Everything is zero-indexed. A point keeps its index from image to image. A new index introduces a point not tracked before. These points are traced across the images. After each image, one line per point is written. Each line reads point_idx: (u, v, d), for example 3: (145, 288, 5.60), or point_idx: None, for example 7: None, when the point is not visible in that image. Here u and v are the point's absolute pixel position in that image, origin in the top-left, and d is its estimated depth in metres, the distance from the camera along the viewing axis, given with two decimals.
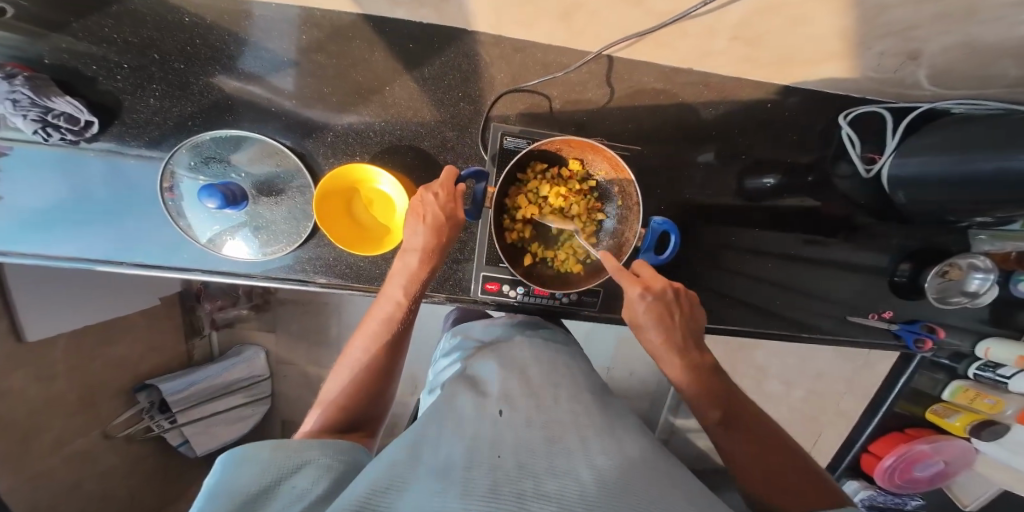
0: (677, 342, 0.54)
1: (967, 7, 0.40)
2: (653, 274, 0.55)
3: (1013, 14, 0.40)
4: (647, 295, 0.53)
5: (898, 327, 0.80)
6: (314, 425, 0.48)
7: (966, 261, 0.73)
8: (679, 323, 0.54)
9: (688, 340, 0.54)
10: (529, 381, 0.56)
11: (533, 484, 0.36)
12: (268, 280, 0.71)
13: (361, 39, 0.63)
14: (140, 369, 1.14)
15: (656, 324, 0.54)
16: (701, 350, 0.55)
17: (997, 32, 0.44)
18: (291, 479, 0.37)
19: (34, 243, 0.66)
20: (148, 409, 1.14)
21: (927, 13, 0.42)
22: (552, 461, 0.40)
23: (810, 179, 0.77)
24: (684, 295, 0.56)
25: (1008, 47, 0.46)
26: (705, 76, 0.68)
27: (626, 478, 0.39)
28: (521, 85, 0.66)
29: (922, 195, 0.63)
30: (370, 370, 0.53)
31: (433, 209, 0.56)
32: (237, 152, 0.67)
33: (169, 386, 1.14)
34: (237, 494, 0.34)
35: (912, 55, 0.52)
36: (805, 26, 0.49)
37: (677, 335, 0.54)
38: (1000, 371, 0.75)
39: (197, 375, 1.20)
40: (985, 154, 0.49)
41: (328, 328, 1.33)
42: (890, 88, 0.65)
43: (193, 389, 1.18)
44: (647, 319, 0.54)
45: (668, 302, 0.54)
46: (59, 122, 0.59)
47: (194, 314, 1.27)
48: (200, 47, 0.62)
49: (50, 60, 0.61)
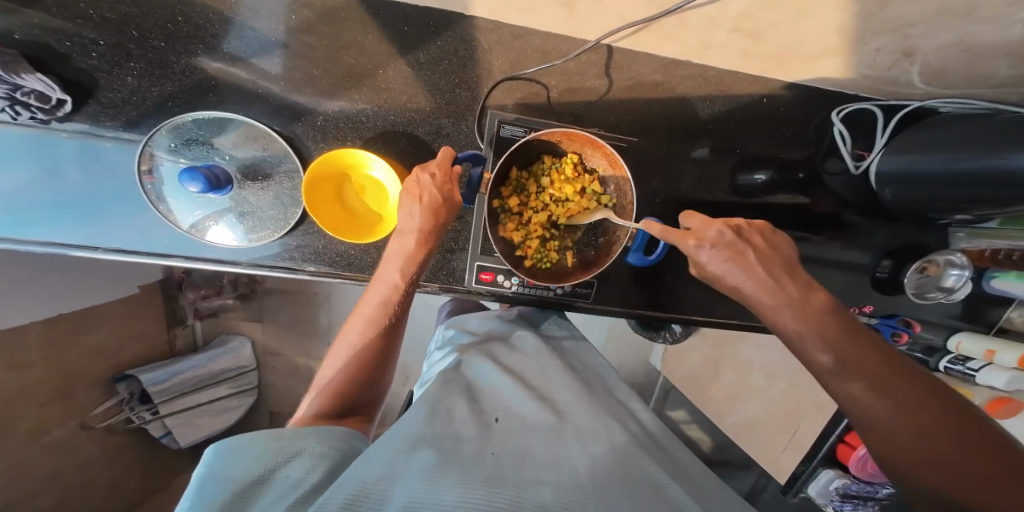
0: (767, 278, 0.41)
1: (971, 5, 0.40)
2: (708, 221, 0.44)
3: (1011, 14, 0.40)
4: (703, 245, 0.44)
5: (877, 321, 0.83)
6: (310, 411, 0.47)
7: (943, 257, 0.76)
8: (761, 259, 0.42)
9: (778, 273, 0.42)
10: (520, 378, 0.56)
11: (527, 476, 0.37)
12: (255, 268, 0.70)
13: (354, 21, 0.60)
14: (121, 360, 1.11)
15: (734, 268, 0.42)
16: (802, 279, 0.42)
17: (993, 32, 0.44)
18: (286, 467, 0.38)
19: (8, 228, 0.62)
20: (127, 400, 1.10)
21: (933, 10, 0.42)
22: (541, 457, 0.41)
23: (801, 175, 0.78)
24: (749, 228, 0.45)
25: (1004, 47, 0.47)
26: (703, 69, 0.68)
27: (616, 471, 0.40)
28: (519, 73, 0.65)
29: (907, 193, 0.65)
30: (365, 354, 0.52)
31: (429, 190, 0.56)
32: (221, 134, 0.64)
33: (151, 377, 1.11)
34: (231, 482, 0.35)
35: (907, 53, 0.53)
36: (810, 21, 0.49)
37: (762, 271, 0.41)
38: (970, 365, 0.77)
39: (181, 365, 1.17)
40: (972, 154, 0.51)
41: (318, 318, 1.31)
42: (884, 86, 0.66)
43: (177, 380, 1.15)
44: (718, 265, 0.43)
45: (734, 241, 0.43)
46: (29, 101, 0.55)
47: (176, 303, 1.24)
48: (182, 25, 0.59)
49: (20, 35, 0.56)
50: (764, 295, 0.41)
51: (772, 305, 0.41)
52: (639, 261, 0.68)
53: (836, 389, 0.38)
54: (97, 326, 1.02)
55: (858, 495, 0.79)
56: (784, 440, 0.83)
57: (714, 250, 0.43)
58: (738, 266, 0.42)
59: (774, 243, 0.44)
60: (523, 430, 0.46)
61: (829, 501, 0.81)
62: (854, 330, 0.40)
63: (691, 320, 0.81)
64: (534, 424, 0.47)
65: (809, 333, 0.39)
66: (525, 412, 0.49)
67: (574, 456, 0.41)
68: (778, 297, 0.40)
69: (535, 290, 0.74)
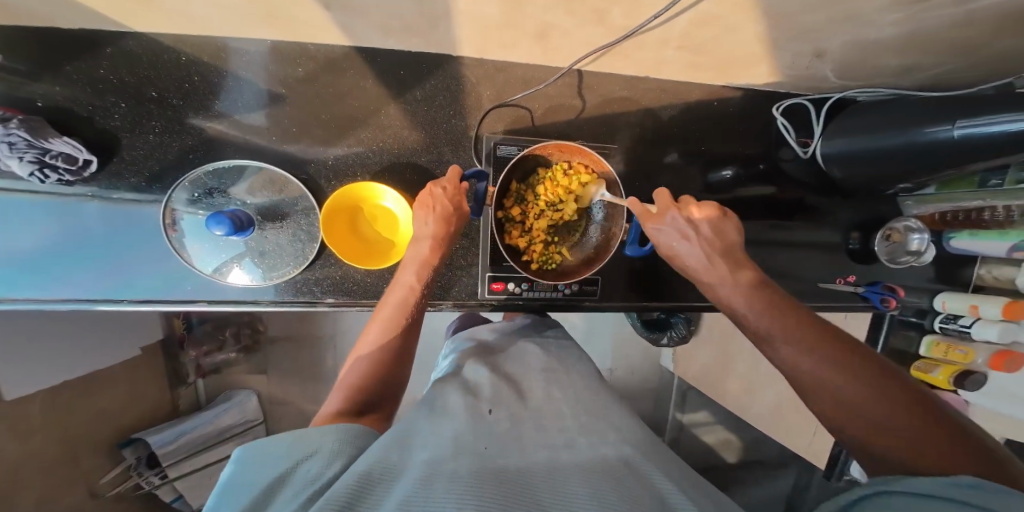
0: (705, 258, 0.51)
1: (852, 13, 0.52)
2: (663, 206, 0.56)
3: (884, 17, 0.52)
4: (661, 229, 0.56)
5: (864, 289, 0.89)
6: (332, 408, 0.48)
7: (901, 224, 0.88)
8: (704, 238, 0.52)
9: (718, 254, 0.51)
10: (514, 378, 0.61)
11: (520, 476, 0.39)
12: (275, 305, 0.72)
13: (353, 70, 0.68)
14: (124, 422, 1.13)
15: (681, 247, 0.53)
16: (739, 261, 0.51)
17: (876, 31, 0.56)
18: (306, 462, 0.39)
19: (44, 294, 0.64)
20: (135, 465, 1.13)
21: (826, 19, 0.54)
22: (526, 458, 0.43)
23: (761, 166, 0.89)
24: (702, 212, 0.54)
25: (888, 42, 0.59)
26: (660, 82, 0.80)
27: (607, 467, 0.42)
28: (506, 100, 0.74)
29: (852, 170, 0.75)
30: (387, 353, 0.53)
31: (442, 200, 0.62)
32: (237, 183, 0.68)
33: (157, 438, 1.14)
34: (254, 485, 0.37)
35: (817, 53, 0.66)
36: (737, 35, 0.61)
37: (701, 251, 0.52)
38: (961, 321, 0.82)
39: (187, 424, 1.20)
40: (896, 130, 0.62)
41: (323, 360, 1.36)
42: (807, 83, 0.79)
43: (184, 440, 1.18)
44: (670, 248, 0.55)
45: (682, 224, 0.54)
46: (57, 162, 0.58)
47: (177, 361, 1.27)
48: (198, 83, 0.64)
49: (44, 102, 0.61)
50: (705, 273, 0.51)
51: (713, 281, 0.51)
52: (636, 254, 0.71)
53: (778, 359, 0.45)
54: (97, 393, 1.04)
55: None
56: (813, 423, 0.85)
57: (667, 232, 0.55)
58: (686, 246, 0.53)
59: (723, 225, 0.53)
60: (516, 427, 0.50)
61: None
62: (797, 307, 0.47)
63: (695, 309, 0.84)
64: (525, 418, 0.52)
65: (748, 308, 0.47)
66: (518, 414, 0.53)
67: (564, 456, 0.44)
68: (714, 273, 0.51)
69: (544, 294, 0.77)
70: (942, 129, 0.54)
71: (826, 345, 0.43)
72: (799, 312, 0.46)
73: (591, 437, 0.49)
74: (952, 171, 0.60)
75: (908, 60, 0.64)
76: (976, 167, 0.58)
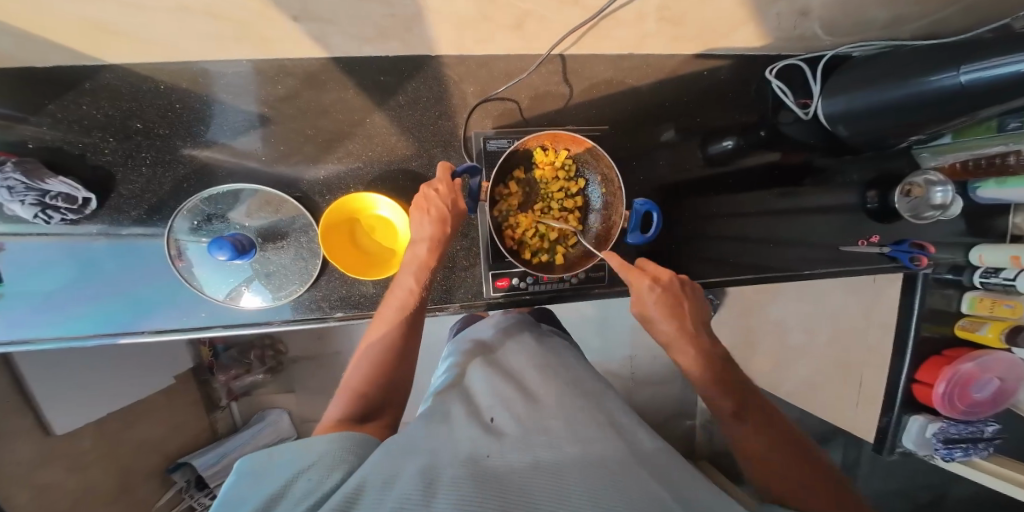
0: (687, 328, 0.61)
1: None
2: (660, 269, 0.64)
3: None
4: (655, 285, 0.62)
5: (890, 249, 0.84)
6: (335, 415, 0.49)
7: (920, 178, 0.80)
8: (687, 310, 0.62)
9: (698, 329, 0.62)
10: (517, 379, 0.59)
11: (519, 482, 0.38)
12: (286, 325, 0.72)
13: (334, 80, 0.69)
14: (169, 449, 1.26)
15: (664, 310, 0.61)
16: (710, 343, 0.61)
17: None
18: (307, 470, 0.38)
19: (68, 332, 0.67)
20: (186, 488, 1.28)
21: None
22: (527, 456, 0.42)
23: (762, 133, 0.86)
24: (688, 286, 0.66)
25: None
26: (644, 59, 0.79)
27: (607, 467, 0.40)
28: (490, 94, 0.75)
29: (858, 126, 0.72)
30: (385, 359, 0.55)
31: (436, 202, 0.62)
32: (234, 207, 0.70)
33: (203, 460, 1.29)
34: (250, 497, 0.36)
35: (801, 13, 0.63)
36: (714, 2, 0.59)
37: (686, 322, 0.61)
38: (1003, 275, 0.76)
39: (227, 446, 1.35)
40: (897, 83, 0.59)
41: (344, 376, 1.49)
42: (797, 43, 0.76)
43: (227, 461, 1.33)
44: (657, 307, 0.62)
45: (675, 294, 0.63)
46: (57, 202, 0.61)
47: (210, 385, 1.40)
48: (180, 111, 0.66)
49: (34, 143, 0.63)
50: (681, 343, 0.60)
51: (683, 350, 0.60)
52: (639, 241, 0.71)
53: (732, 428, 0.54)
54: (139, 423, 1.16)
55: (962, 438, 0.80)
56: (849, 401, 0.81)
57: (660, 292, 0.62)
58: (671, 311, 0.61)
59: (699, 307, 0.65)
60: (511, 424, 0.49)
61: (934, 451, 0.83)
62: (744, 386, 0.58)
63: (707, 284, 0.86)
64: (521, 418, 0.50)
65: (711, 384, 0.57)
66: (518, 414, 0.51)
67: (563, 448, 0.44)
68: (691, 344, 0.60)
69: (551, 285, 0.76)
70: (947, 75, 0.51)
71: (764, 420, 0.54)
72: (750, 393, 0.58)
73: (594, 435, 0.47)
74: (961, 119, 0.56)
75: (895, 12, 0.62)
76: (984, 114, 0.54)
